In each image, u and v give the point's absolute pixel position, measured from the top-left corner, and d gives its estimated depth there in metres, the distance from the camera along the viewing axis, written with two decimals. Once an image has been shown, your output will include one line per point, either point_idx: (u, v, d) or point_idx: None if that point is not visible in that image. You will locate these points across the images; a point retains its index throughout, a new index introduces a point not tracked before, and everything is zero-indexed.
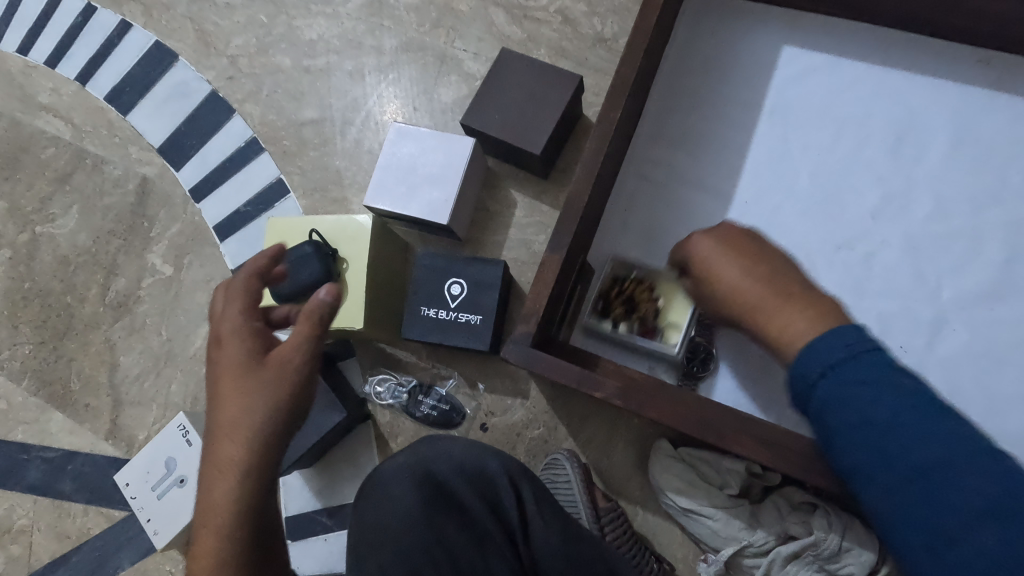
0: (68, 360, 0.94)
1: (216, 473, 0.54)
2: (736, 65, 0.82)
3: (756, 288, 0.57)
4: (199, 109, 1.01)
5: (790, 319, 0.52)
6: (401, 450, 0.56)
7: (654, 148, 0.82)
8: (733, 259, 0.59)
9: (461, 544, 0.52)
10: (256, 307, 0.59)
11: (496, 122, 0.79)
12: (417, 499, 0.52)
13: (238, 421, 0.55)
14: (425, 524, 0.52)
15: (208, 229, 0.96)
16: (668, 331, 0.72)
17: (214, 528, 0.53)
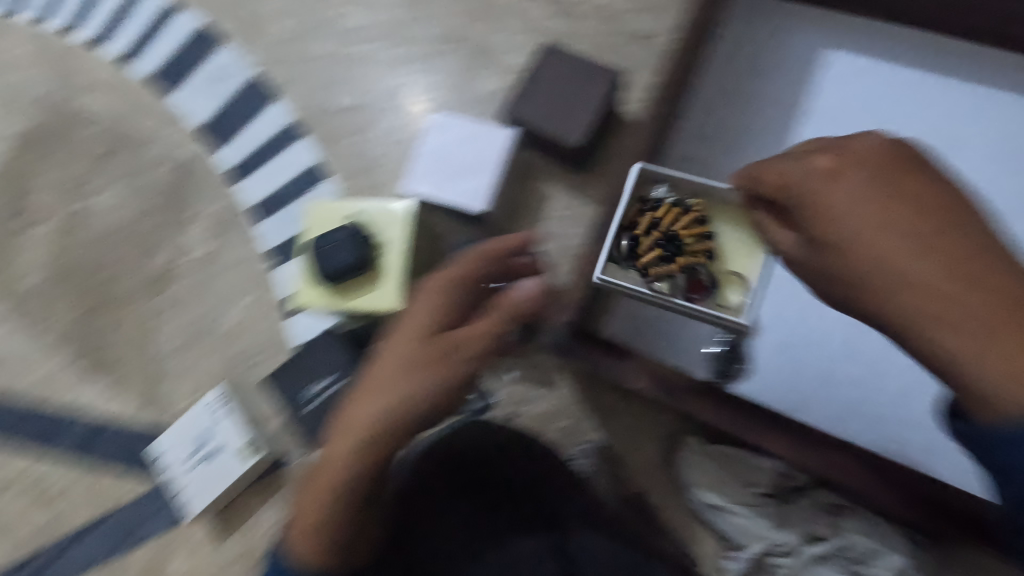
0: (104, 333, 0.96)
1: (347, 429, 0.52)
2: (775, 68, 0.85)
3: (939, 280, 0.42)
4: (239, 92, 1.03)
5: (980, 336, 0.40)
6: None
7: (692, 145, 0.84)
8: (906, 225, 0.44)
9: None
10: (477, 278, 0.56)
11: (535, 114, 0.80)
12: None
13: (388, 388, 0.52)
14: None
15: (245, 210, 0.97)
16: (727, 280, 0.65)
17: (328, 479, 0.52)
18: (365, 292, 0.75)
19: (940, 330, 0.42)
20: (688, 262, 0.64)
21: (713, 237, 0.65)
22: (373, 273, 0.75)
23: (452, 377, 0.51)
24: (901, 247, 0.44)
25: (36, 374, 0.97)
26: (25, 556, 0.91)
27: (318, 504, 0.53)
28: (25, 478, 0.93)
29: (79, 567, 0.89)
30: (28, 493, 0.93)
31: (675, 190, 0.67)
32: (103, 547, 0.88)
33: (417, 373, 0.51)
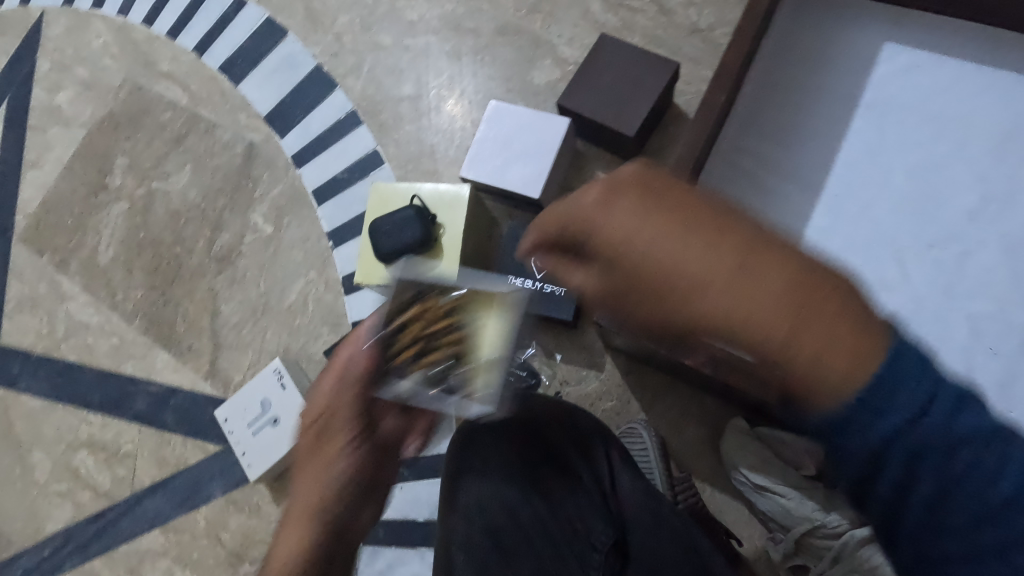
0: (175, 305, 1.03)
1: (288, 528, 0.54)
2: (836, 60, 0.82)
3: (738, 281, 0.43)
4: (304, 81, 1.08)
5: (812, 343, 0.42)
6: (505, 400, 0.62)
7: (746, 138, 0.83)
8: (696, 251, 0.44)
9: (557, 487, 0.57)
10: (349, 362, 0.54)
11: (592, 103, 0.82)
12: (520, 446, 0.58)
13: (308, 495, 0.54)
14: (527, 465, 0.58)
15: (307, 193, 1.02)
16: (478, 370, 0.52)
17: None
18: None
19: (764, 350, 0.43)
20: (448, 352, 0.53)
21: (466, 326, 0.53)
22: (437, 251, 0.78)
23: (348, 442, 0.55)
24: (716, 275, 0.43)
25: (112, 341, 1.04)
26: (98, 508, 0.97)
27: None
28: (100, 436, 1.00)
29: (146, 522, 0.95)
30: (103, 450, 0.99)
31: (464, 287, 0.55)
32: (169, 504, 0.94)
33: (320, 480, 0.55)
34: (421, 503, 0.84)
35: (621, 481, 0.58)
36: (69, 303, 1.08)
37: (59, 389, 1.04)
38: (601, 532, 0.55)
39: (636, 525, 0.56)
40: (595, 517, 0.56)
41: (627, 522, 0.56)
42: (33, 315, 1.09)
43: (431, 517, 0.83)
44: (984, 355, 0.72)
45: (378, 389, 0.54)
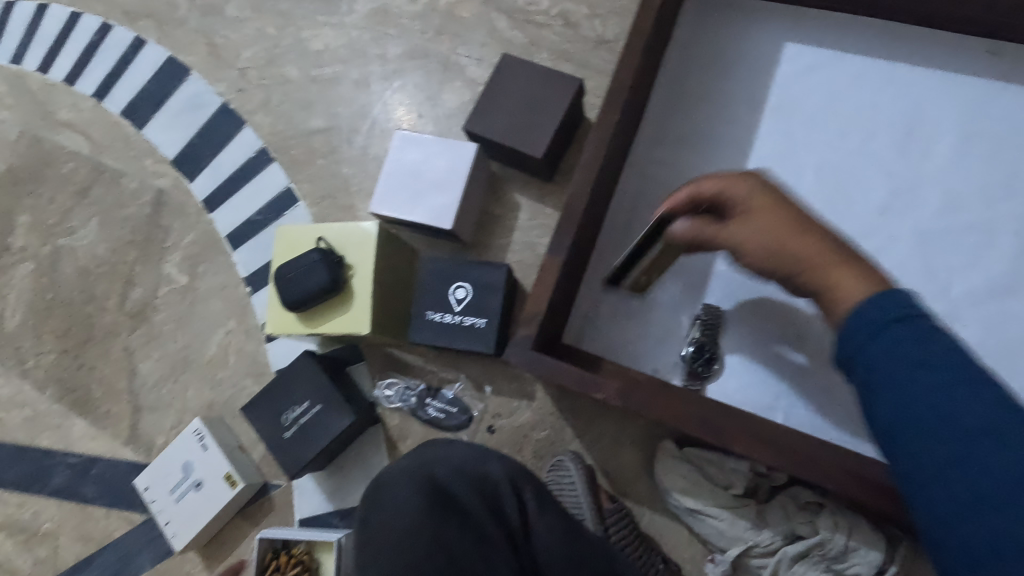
0: (90, 368, 0.97)
1: None
2: (739, 62, 0.82)
3: (792, 238, 0.54)
4: (211, 121, 1.04)
5: (855, 287, 0.49)
6: (407, 454, 0.58)
7: (658, 148, 0.81)
8: (771, 225, 0.55)
9: (461, 543, 0.54)
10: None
11: (497, 126, 0.80)
12: (420, 503, 0.55)
13: None
14: (424, 527, 0.54)
15: (221, 238, 0.98)
16: None
17: None
18: (338, 315, 0.74)
19: (814, 281, 0.52)
20: None
21: (315, 564, 0.78)
22: (347, 294, 0.75)
23: None
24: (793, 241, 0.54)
25: (25, 413, 0.98)
26: None
27: None
28: (18, 516, 0.94)
29: None
30: (22, 531, 0.93)
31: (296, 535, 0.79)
32: None
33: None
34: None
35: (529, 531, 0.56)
36: None
37: None
38: None
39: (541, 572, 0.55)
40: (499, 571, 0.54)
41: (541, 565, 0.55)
42: None
43: None
44: None
45: None
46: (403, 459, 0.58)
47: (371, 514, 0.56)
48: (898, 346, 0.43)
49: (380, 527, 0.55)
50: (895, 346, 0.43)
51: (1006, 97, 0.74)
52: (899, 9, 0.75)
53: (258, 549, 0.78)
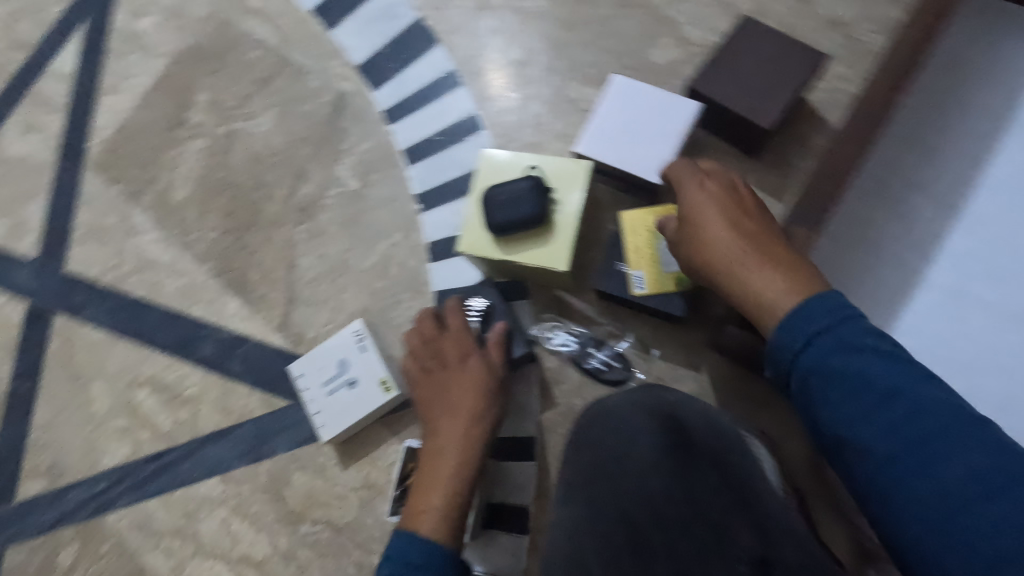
0: (249, 251, 1.00)
1: (460, 412, 0.72)
2: (992, 83, 0.82)
3: (746, 253, 0.61)
4: (404, 34, 1.03)
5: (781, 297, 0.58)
6: (633, 392, 0.63)
7: (888, 148, 0.83)
8: (720, 220, 0.63)
9: (701, 486, 0.53)
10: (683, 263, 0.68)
11: (725, 88, 0.77)
12: (655, 431, 0.57)
13: (467, 436, 0.71)
14: (654, 473, 0.54)
15: (399, 152, 0.98)
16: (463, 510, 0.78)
17: (465, 439, 0.70)
18: (535, 247, 0.74)
19: (745, 298, 0.61)
20: None
21: None
22: (549, 228, 0.74)
23: (454, 451, 0.70)
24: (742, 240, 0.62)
25: (181, 282, 1.01)
26: (154, 449, 0.95)
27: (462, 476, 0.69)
28: (163, 376, 0.98)
29: (205, 469, 0.92)
30: (165, 391, 0.97)
31: None
32: (229, 454, 0.92)
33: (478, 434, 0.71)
34: (520, 488, 0.80)
35: (763, 499, 0.53)
36: (139, 238, 1.05)
37: (124, 323, 1.01)
38: (746, 543, 0.48)
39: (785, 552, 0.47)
40: (742, 529, 0.49)
41: (774, 536, 0.49)
42: (99, 244, 1.06)
43: (502, 502, 0.80)
44: None
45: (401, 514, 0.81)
46: (621, 397, 0.63)
47: (601, 441, 0.60)
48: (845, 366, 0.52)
49: (610, 432, 0.60)
50: (833, 362, 0.53)
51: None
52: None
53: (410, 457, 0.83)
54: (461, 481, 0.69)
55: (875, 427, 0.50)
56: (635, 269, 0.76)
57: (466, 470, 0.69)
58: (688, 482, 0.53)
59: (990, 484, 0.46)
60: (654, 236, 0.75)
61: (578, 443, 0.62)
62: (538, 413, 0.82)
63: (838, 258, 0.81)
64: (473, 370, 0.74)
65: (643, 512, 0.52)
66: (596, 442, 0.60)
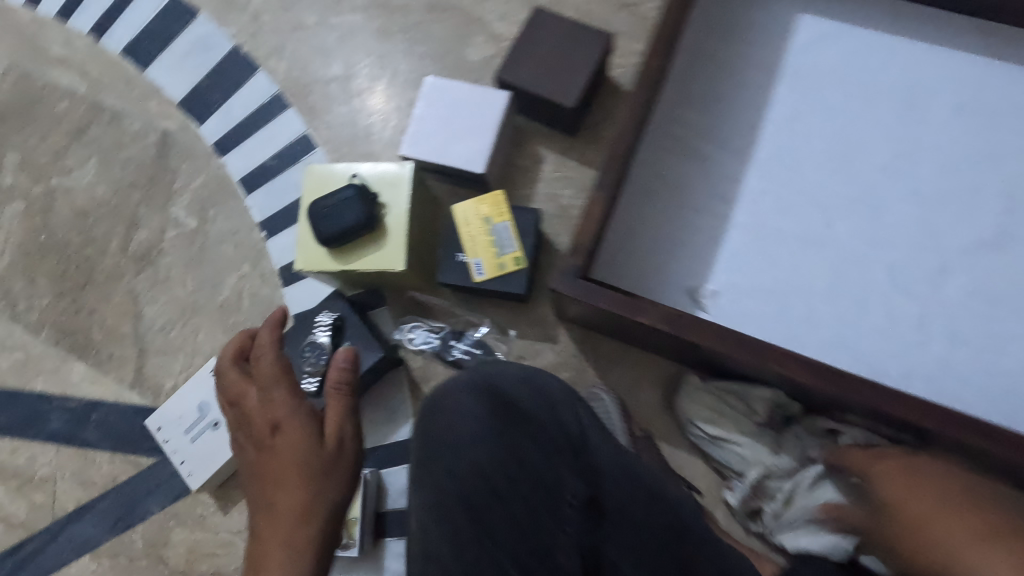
0: (89, 311, 0.94)
1: (285, 441, 0.61)
2: (752, 30, 0.87)
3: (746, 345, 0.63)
4: (222, 64, 1.01)
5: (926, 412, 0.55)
6: (461, 372, 0.61)
7: (677, 109, 0.86)
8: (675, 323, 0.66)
9: (529, 447, 0.58)
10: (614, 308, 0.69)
11: (527, 76, 0.82)
12: (483, 410, 0.58)
13: (301, 468, 0.60)
14: (485, 449, 0.57)
15: (235, 182, 0.96)
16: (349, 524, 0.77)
17: (300, 473, 0.60)
18: (372, 253, 0.75)
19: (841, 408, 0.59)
20: None
21: None
22: (381, 232, 0.75)
23: (292, 488, 0.59)
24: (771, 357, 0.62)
25: (16, 357, 0.93)
26: (11, 543, 0.87)
27: (306, 514, 0.59)
28: (10, 462, 0.90)
29: (74, 550, 0.85)
30: (14, 478, 0.89)
31: None
32: (97, 528, 0.85)
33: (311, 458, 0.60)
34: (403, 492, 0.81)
35: (588, 443, 0.58)
36: None
37: None
38: (575, 487, 0.57)
39: (607, 485, 0.57)
40: (568, 476, 0.58)
41: (600, 473, 0.58)
42: None
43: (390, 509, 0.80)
44: (902, 298, 0.77)
45: None
46: (453, 382, 0.60)
47: (439, 436, 0.58)
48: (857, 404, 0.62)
49: (436, 427, 0.58)
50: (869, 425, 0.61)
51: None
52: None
53: None
54: (308, 525, 0.58)
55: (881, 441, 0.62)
56: (474, 257, 0.78)
57: (312, 508, 0.59)
58: (518, 448, 0.58)
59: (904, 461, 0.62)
60: (485, 222, 0.79)
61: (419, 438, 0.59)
62: (411, 414, 0.83)
63: (652, 219, 0.84)
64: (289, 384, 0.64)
65: (480, 483, 0.57)
66: (431, 437, 0.58)
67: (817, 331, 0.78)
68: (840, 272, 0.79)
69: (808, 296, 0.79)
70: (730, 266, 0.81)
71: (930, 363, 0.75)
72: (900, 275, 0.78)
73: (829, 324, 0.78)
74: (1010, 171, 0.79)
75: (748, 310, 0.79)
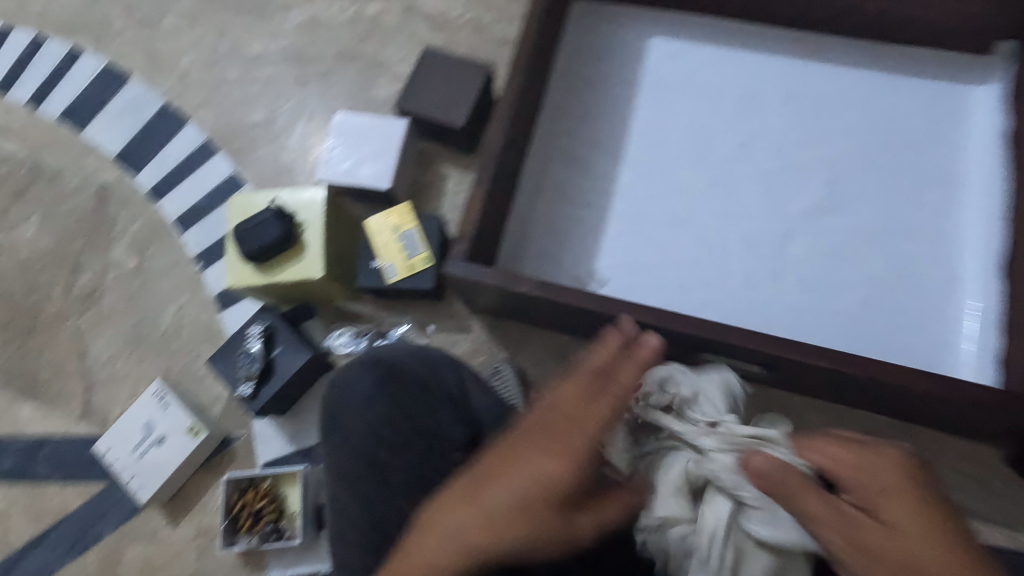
0: (36, 353, 0.99)
1: (489, 491, 0.53)
2: (614, 52, 1.03)
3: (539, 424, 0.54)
4: (154, 120, 1.11)
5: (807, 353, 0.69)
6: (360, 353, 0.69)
7: (558, 121, 1.00)
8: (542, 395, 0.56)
9: (416, 408, 0.66)
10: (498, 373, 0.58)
11: (422, 105, 0.96)
12: (375, 381, 0.67)
13: (490, 529, 0.51)
14: (378, 413, 0.65)
15: (171, 222, 1.05)
16: (294, 517, 0.85)
17: (518, 527, 0.51)
18: (293, 265, 0.85)
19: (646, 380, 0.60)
20: (274, 519, 0.84)
21: (282, 499, 0.85)
22: (300, 246, 0.86)
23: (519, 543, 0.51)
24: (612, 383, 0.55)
25: None
26: None
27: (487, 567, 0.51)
28: None
29: None
30: None
31: (269, 473, 0.85)
32: (52, 557, 0.89)
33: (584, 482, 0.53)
34: None
35: (470, 400, 0.68)
36: None
37: None
38: (457, 434, 0.66)
39: (488, 426, 0.67)
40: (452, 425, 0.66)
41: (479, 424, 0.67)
42: None
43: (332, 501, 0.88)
44: (757, 260, 0.91)
45: (232, 545, 0.83)
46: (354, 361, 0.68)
47: (342, 412, 0.66)
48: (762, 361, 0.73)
49: (339, 403, 0.67)
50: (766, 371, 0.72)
51: (867, 119, 0.96)
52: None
53: (231, 488, 0.84)
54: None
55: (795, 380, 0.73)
56: (387, 262, 0.89)
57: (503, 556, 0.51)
58: (407, 410, 0.66)
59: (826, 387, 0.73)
60: (395, 231, 0.90)
61: (326, 416, 0.67)
62: None
63: (546, 215, 0.96)
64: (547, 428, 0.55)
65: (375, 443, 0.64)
66: (333, 413, 0.67)
67: (691, 295, 0.91)
68: (704, 244, 0.92)
69: (678, 268, 0.92)
70: (613, 248, 0.94)
71: (785, 311, 0.88)
72: (751, 242, 0.92)
73: (700, 288, 0.91)
74: (830, 149, 0.95)
75: (633, 284, 0.92)
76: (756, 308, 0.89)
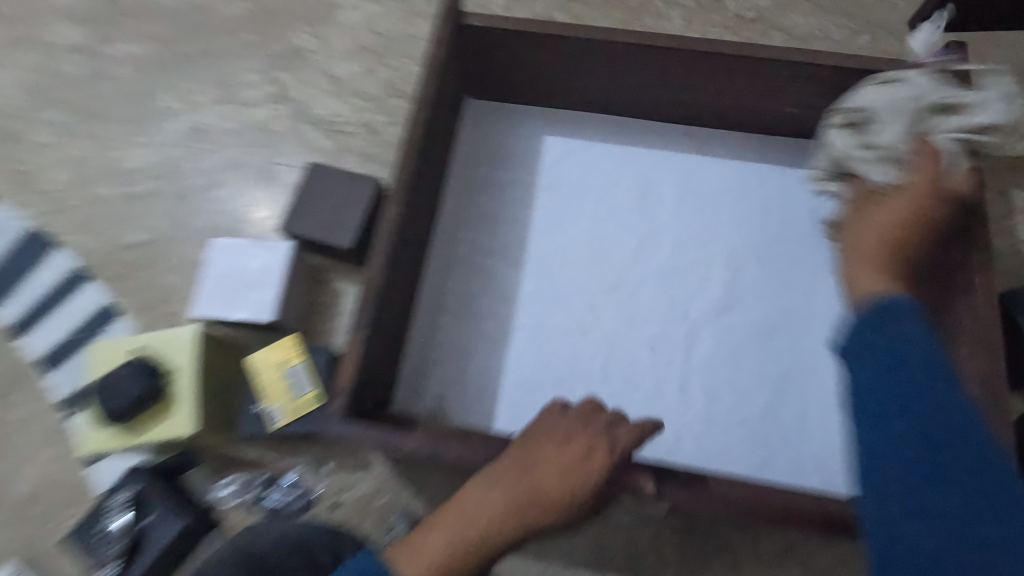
0: None
1: (519, 477, 0.59)
2: (511, 155, 1.01)
3: (535, 466, 0.60)
4: (17, 245, 1.02)
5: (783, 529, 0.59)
6: (230, 541, 0.72)
7: (456, 229, 0.97)
8: (555, 460, 0.60)
9: None
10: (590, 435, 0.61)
11: (306, 225, 0.89)
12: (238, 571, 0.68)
13: (498, 510, 0.58)
14: None
15: (34, 362, 0.95)
16: None
17: (514, 500, 0.58)
18: (161, 422, 0.77)
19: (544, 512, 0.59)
20: None
21: None
22: (169, 399, 0.78)
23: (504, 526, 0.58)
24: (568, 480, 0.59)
25: None
26: None
27: (496, 513, 0.58)
28: None
29: None
30: None
31: None
32: None
33: (533, 517, 0.58)
34: None
35: None
36: None
37: None
38: None
39: None
40: None
41: None
42: None
43: None
44: (664, 367, 0.88)
45: None
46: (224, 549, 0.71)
47: None
48: (937, 432, 0.50)
49: None
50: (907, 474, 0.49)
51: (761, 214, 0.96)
52: (606, 64, 0.89)
53: None
54: (480, 535, 0.58)
55: (896, 454, 0.50)
56: (271, 403, 0.81)
57: (487, 536, 0.58)
58: None
59: (978, 506, 0.47)
60: (280, 367, 0.82)
61: None
62: None
63: (447, 332, 0.92)
64: (538, 500, 0.58)
65: None
66: None
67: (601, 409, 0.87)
68: (609, 353, 0.90)
69: (586, 382, 0.89)
70: (517, 365, 0.90)
71: (694, 421, 0.86)
72: (658, 349, 0.89)
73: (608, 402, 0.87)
74: (728, 245, 0.94)
75: (538, 403, 0.88)
76: (663, 419, 0.86)
